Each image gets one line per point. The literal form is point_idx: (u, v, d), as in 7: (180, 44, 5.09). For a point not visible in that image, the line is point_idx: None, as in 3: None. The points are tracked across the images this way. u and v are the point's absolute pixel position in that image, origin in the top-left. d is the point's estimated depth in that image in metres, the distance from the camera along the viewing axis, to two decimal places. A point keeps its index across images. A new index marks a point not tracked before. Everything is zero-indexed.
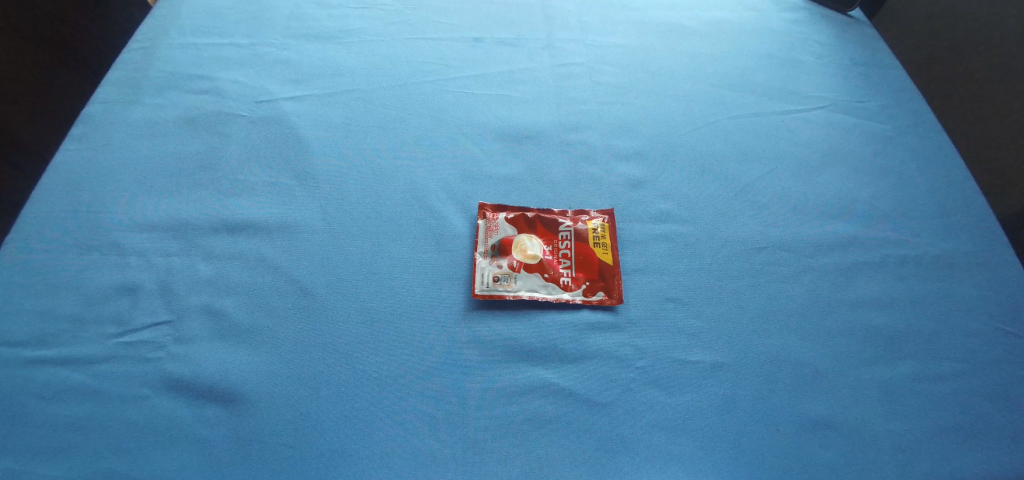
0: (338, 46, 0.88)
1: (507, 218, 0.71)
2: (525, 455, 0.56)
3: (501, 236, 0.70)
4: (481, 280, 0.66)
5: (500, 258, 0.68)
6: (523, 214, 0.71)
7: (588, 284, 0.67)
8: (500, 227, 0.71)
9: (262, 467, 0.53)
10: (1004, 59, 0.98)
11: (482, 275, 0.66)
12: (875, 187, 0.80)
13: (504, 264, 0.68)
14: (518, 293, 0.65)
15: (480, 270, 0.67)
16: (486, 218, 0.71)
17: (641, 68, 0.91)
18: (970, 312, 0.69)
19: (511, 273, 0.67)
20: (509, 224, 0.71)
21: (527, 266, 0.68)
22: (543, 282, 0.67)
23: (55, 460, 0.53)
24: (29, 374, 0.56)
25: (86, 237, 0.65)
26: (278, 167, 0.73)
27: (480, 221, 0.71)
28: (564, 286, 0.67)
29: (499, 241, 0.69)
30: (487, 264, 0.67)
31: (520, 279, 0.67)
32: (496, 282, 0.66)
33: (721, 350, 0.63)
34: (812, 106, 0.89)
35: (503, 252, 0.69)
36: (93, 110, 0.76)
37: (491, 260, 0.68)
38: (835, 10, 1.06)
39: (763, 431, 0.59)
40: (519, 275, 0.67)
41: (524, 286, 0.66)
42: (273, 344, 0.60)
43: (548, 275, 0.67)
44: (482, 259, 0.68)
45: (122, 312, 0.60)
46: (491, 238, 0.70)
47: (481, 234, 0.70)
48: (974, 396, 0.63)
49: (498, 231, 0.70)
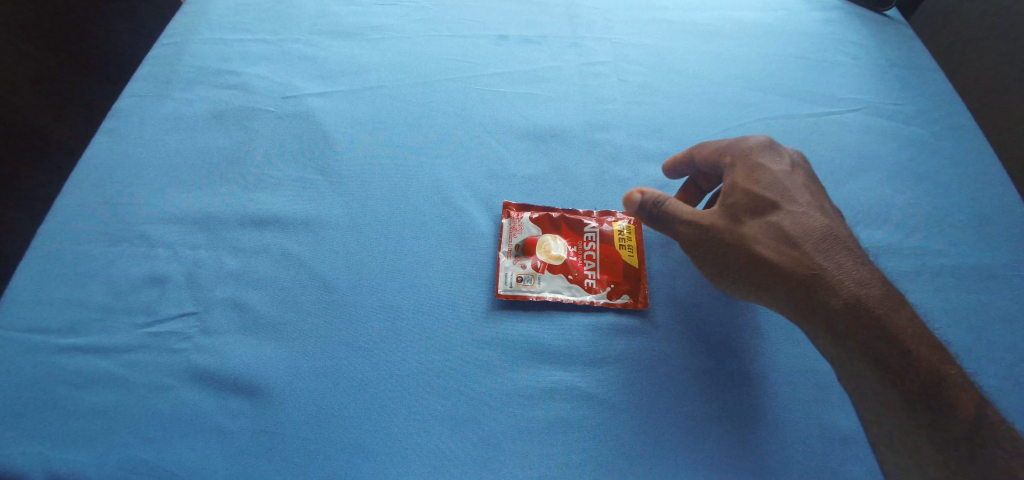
0: (363, 43, 0.87)
1: (531, 217, 0.70)
2: (547, 459, 0.55)
3: (525, 236, 0.69)
4: (504, 280, 0.65)
5: (523, 258, 0.67)
6: (547, 214, 0.71)
7: (613, 287, 0.66)
8: (524, 227, 0.70)
9: (284, 460, 0.54)
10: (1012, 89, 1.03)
11: (505, 274, 0.65)
12: (911, 193, 0.77)
13: (527, 264, 0.67)
14: (541, 293, 0.64)
15: (504, 270, 0.66)
16: (511, 217, 0.70)
17: (668, 69, 0.89)
18: (1010, 325, 0.66)
19: (534, 273, 0.66)
20: (534, 224, 0.70)
21: (551, 267, 0.67)
22: (567, 284, 0.66)
23: (84, 446, 0.54)
24: (61, 361, 0.58)
25: (116, 229, 0.67)
26: (304, 162, 0.74)
27: (505, 220, 0.70)
28: (588, 288, 0.66)
29: (523, 241, 0.68)
30: (510, 264, 0.66)
31: (544, 280, 0.66)
32: (519, 283, 0.65)
33: (749, 358, 0.62)
34: (845, 108, 0.86)
35: (527, 252, 0.68)
36: (125, 104, 0.78)
37: (515, 260, 0.67)
38: (869, 10, 1.02)
39: (791, 441, 0.57)
40: (543, 276, 0.66)
41: (548, 286, 0.65)
42: (297, 338, 0.60)
43: (572, 277, 0.66)
44: (506, 259, 0.67)
45: (151, 303, 0.61)
46: (515, 237, 0.69)
47: (505, 233, 0.69)
48: (1013, 412, 0.60)
49: (522, 231, 0.69)
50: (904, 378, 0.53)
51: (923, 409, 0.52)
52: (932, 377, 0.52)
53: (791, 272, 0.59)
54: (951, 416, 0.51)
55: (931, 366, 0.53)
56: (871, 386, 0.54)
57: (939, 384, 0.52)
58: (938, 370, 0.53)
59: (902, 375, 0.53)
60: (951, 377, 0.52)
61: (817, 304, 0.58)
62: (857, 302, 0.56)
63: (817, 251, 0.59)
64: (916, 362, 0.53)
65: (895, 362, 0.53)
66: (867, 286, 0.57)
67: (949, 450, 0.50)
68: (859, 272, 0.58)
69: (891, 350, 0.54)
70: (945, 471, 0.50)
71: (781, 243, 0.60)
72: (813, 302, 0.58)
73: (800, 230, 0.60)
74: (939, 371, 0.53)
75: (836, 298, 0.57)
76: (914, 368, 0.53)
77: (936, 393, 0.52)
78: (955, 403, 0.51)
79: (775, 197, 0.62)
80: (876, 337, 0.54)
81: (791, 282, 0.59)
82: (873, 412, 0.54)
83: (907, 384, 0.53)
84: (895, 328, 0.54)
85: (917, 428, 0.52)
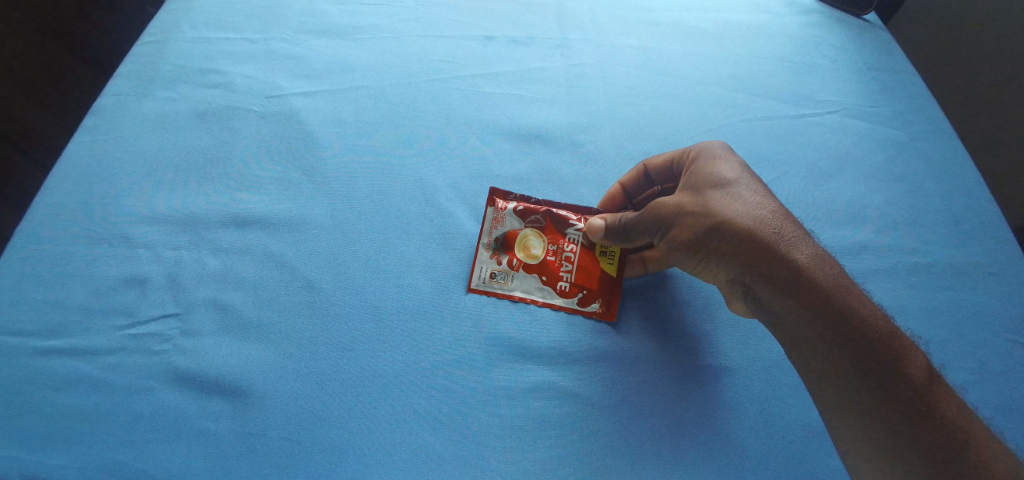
0: (349, 42, 0.87)
1: (515, 209, 0.69)
2: (532, 454, 0.55)
3: (506, 229, 0.68)
4: (478, 275, 0.66)
5: (500, 254, 0.67)
6: (532, 208, 0.69)
7: (586, 293, 0.65)
8: (506, 219, 0.69)
9: (266, 462, 0.54)
10: (999, 81, 1.06)
11: (479, 269, 0.66)
12: (888, 194, 0.79)
13: (503, 260, 0.67)
14: (511, 292, 0.65)
15: (480, 264, 0.67)
16: (496, 207, 0.70)
17: (653, 71, 0.90)
18: (981, 323, 0.68)
19: (508, 271, 0.66)
20: (517, 217, 0.69)
21: (526, 266, 0.67)
22: (539, 285, 0.66)
23: (63, 449, 0.53)
24: (38, 364, 0.57)
25: (96, 229, 0.66)
26: (288, 162, 0.74)
27: (489, 209, 0.69)
28: (560, 292, 0.65)
29: (503, 235, 0.68)
30: (487, 259, 0.67)
31: (517, 278, 0.66)
32: (492, 279, 0.66)
33: (729, 355, 0.63)
34: (825, 110, 0.88)
35: (505, 247, 0.68)
36: (106, 102, 0.77)
37: (492, 255, 0.67)
38: (849, 14, 1.03)
39: (770, 436, 0.59)
40: (517, 274, 0.66)
41: (519, 286, 0.66)
42: (280, 339, 0.60)
43: (545, 278, 0.66)
44: (484, 253, 0.67)
45: (131, 304, 0.61)
46: (496, 230, 0.68)
47: (487, 225, 0.69)
48: (981, 407, 0.62)
49: (505, 223, 0.69)
50: (857, 342, 0.53)
51: (878, 366, 0.52)
52: (882, 338, 0.53)
53: (735, 249, 0.58)
54: (901, 372, 0.51)
55: (881, 326, 0.53)
56: (826, 350, 0.54)
57: (892, 342, 0.53)
58: (890, 330, 0.53)
59: (863, 342, 0.53)
60: (900, 336, 0.53)
61: (759, 278, 0.57)
62: (801, 274, 0.56)
63: (780, 227, 0.58)
64: (870, 324, 0.53)
65: (861, 335, 0.53)
66: (818, 256, 0.57)
67: (899, 403, 0.50)
68: (806, 246, 0.57)
69: (834, 314, 0.54)
70: (891, 424, 0.50)
71: (732, 218, 0.58)
72: (756, 276, 0.57)
73: (755, 206, 0.59)
74: (889, 331, 0.53)
75: (782, 271, 0.56)
76: (870, 328, 0.53)
77: (888, 352, 0.52)
78: (907, 360, 0.52)
79: (732, 179, 0.61)
80: (829, 303, 0.54)
81: (734, 259, 0.58)
82: (830, 372, 0.54)
83: (864, 350, 0.52)
84: (837, 293, 0.55)
85: (872, 388, 0.52)
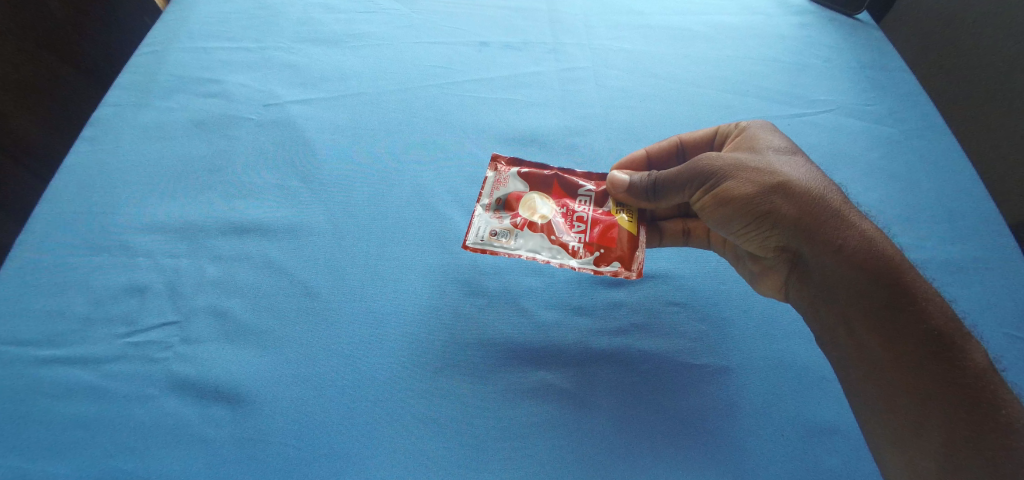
0: (345, 50, 0.88)
1: (518, 173, 0.73)
2: (529, 457, 0.55)
3: (509, 191, 0.71)
4: (477, 233, 0.68)
5: (503, 213, 0.70)
6: (535, 173, 0.73)
7: (602, 253, 0.67)
8: (509, 181, 0.73)
9: (264, 467, 0.53)
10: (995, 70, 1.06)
11: (478, 227, 0.68)
12: (882, 191, 0.80)
13: (506, 219, 0.69)
14: (516, 251, 0.67)
15: (480, 221, 0.69)
16: (497, 171, 0.74)
17: (647, 73, 0.91)
18: (978, 317, 0.68)
19: (512, 230, 0.68)
20: (520, 180, 0.72)
21: (531, 226, 0.68)
22: (546, 244, 0.68)
23: (63, 458, 0.53)
24: (40, 373, 0.57)
25: (95, 239, 0.66)
26: (285, 169, 0.74)
27: (491, 173, 0.73)
28: (572, 252, 0.67)
29: (505, 196, 0.71)
30: (488, 217, 0.69)
31: (521, 237, 0.68)
32: (492, 237, 0.68)
33: (727, 355, 0.64)
34: (818, 109, 0.88)
35: (508, 208, 0.70)
36: (104, 112, 0.78)
37: (494, 214, 0.70)
38: (841, 14, 1.04)
39: (772, 436, 0.58)
40: (521, 233, 0.68)
41: (524, 245, 0.67)
42: (279, 344, 0.60)
43: (553, 237, 0.68)
44: (484, 212, 0.70)
45: (132, 312, 0.61)
46: (498, 191, 0.72)
47: (489, 186, 0.72)
48: None
49: (507, 186, 0.72)
50: (924, 316, 0.53)
51: (943, 342, 0.52)
52: (947, 318, 0.53)
53: (795, 209, 0.59)
54: (966, 354, 0.52)
55: (945, 309, 0.54)
56: (882, 315, 0.54)
57: (957, 326, 0.53)
58: (953, 315, 0.54)
59: (931, 317, 0.53)
60: (961, 324, 0.54)
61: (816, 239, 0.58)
62: (864, 244, 0.57)
63: (841, 200, 0.60)
64: (936, 304, 0.54)
65: (927, 311, 0.53)
66: (878, 232, 0.59)
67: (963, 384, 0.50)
68: (867, 223, 0.59)
69: (899, 283, 0.55)
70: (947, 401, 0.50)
71: (795, 180, 0.60)
72: (814, 238, 0.58)
73: (816, 178, 0.61)
74: (952, 316, 0.54)
75: (844, 238, 0.57)
76: (936, 307, 0.54)
77: (955, 332, 0.53)
78: (971, 345, 0.53)
79: (793, 154, 0.64)
80: (895, 274, 0.55)
81: (792, 219, 0.59)
82: (881, 339, 0.54)
83: (931, 324, 0.53)
84: (901, 266, 0.56)
85: (936, 365, 0.51)
